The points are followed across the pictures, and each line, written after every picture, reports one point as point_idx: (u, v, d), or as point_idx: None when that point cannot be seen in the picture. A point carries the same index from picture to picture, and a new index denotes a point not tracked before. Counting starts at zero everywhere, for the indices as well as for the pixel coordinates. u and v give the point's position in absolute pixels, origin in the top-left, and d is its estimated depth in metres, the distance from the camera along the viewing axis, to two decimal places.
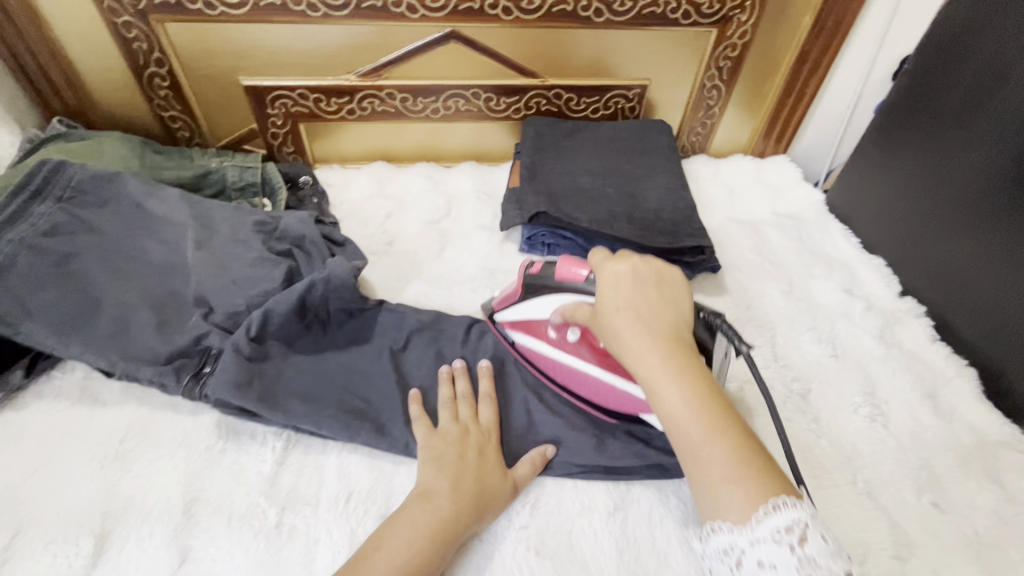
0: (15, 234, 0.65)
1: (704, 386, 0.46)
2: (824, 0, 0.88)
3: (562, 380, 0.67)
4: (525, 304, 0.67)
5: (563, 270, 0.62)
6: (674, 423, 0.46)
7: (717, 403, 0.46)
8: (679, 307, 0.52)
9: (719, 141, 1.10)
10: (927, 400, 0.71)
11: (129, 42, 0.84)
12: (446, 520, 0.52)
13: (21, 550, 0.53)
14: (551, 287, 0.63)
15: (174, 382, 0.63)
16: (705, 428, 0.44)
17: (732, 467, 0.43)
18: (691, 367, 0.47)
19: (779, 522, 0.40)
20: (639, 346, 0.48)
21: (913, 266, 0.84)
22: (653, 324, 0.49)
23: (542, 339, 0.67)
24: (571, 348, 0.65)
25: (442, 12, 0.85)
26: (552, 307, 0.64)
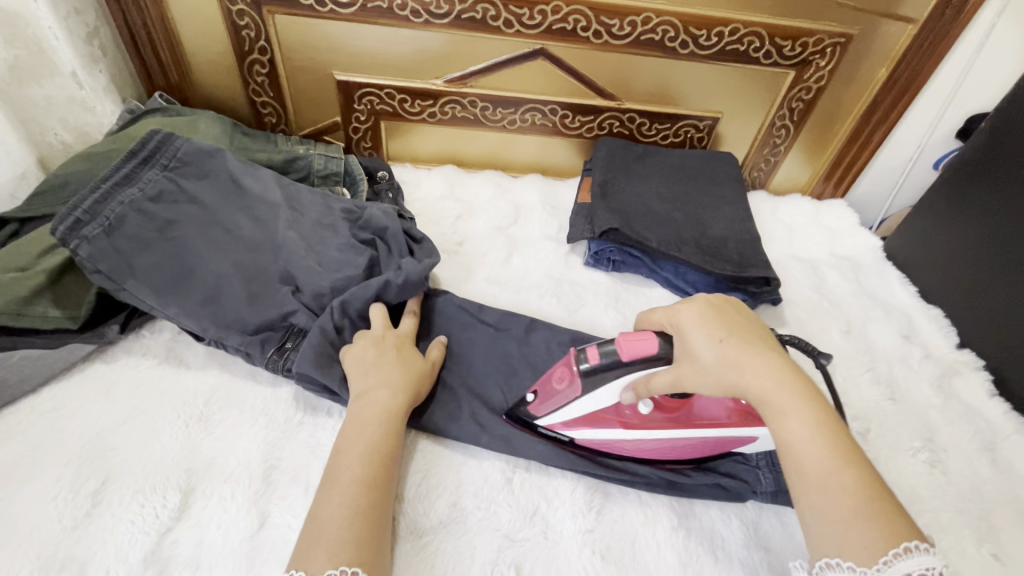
0: (126, 196, 0.68)
1: (824, 415, 0.48)
2: (903, 54, 0.91)
3: (645, 450, 0.63)
4: (588, 399, 0.59)
5: (628, 348, 0.55)
6: (801, 452, 0.47)
7: (842, 434, 0.47)
8: (770, 339, 0.54)
9: (780, 179, 1.12)
10: (985, 452, 0.72)
11: (238, 29, 0.89)
12: (382, 409, 0.59)
13: (111, 495, 0.55)
14: (618, 369, 0.56)
15: (260, 353, 0.67)
16: (833, 456, 0.46)
17: (863, 499, 0.44)
18: (808, 395, 0.49)
19: (909, 567, 0.41)
20: (755, 372, 0.50)
21: (973, 320, 0.85)
22: (763, 353, 0.51)
23: (612, 426, 0.61)
24: (642, 422, 0.61)
25: (536, 30, 0.89)
26: (622, 387, 0.57)
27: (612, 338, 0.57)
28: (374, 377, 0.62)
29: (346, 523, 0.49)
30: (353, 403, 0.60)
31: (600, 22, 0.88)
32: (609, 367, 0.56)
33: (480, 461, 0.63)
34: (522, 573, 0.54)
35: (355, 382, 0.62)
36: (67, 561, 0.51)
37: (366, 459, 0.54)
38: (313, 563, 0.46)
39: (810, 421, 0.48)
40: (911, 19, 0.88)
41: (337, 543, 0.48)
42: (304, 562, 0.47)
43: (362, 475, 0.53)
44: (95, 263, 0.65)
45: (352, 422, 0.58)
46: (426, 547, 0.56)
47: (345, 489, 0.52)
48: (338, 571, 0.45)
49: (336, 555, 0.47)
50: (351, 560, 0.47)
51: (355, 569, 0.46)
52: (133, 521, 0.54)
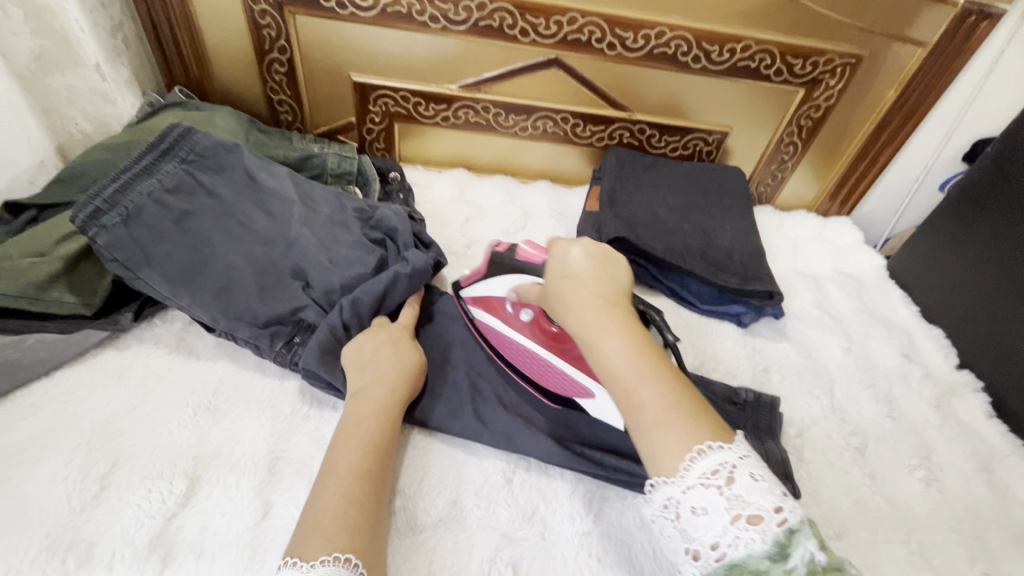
0: (145, 187, 0.69)
1: (640, 337, 0.49)
2: (912, 76, 0.92)
3: (512, 356, 0.69)
4: (488, 283, 0.70)
5: (525, 252, 0.65)
6: (613, 373, 0.48)
7: (653, 353, 0.48)
8: (618, 274, 0.56)
9: (785, 194, 1.13)
10: (981, 473, 0.72)
11: (260, 28, 0.91)
12: (381, 403, 0.60)
13: (118, 480, 0.56)
14: (511, 267, 0.67)
15: (268, 346, 0.68)
16: (638, 372, 0.47)
17: (663, 408, 0.45)
18: (628, 321, 0.51)
19: (706, 466, 0.41)
20: (579, 302, 0.52)
21: (973, 341, 0.86)
22: (599, 285, 0.53)
23: (494, 314, 0.70)
24: (522, 328, 0.68)
25: (552, 40, 0.91)
26: (510, 285, 0.67)
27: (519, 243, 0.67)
28: (374, 373, 0.63)
29: (341, 512, 0.50)
30: (351, 399, 0.61)
31: (615, 34, 0.90)
32: (506, 263, 0.67)
33: (481, 460, 0.64)
34: (519, 572, 0.55)
35: (353, 379, 0.63)
36: (74, 542, 0.52)
37: (365, 450, 0.56)
38: (307, 549, 0.47)
39: (623, 342, 0.49)
40: (921, 42, 0.89)
41: (331, 530, 0.48)
42: (298, 545, 0.47)
43: (358, 466, 0.54)
44: (111, 252, 0.66)
45: (352, 414, 0.59)
46: (424, 542, 0.56)
47: (341, 479, 0.53)
48: (331, 557, 0.46)
49: (331, 541, 0.47)
50: (345, 547, 0.47)
51: (349, 557, 0.47)
52: (140, 505, 0.55)
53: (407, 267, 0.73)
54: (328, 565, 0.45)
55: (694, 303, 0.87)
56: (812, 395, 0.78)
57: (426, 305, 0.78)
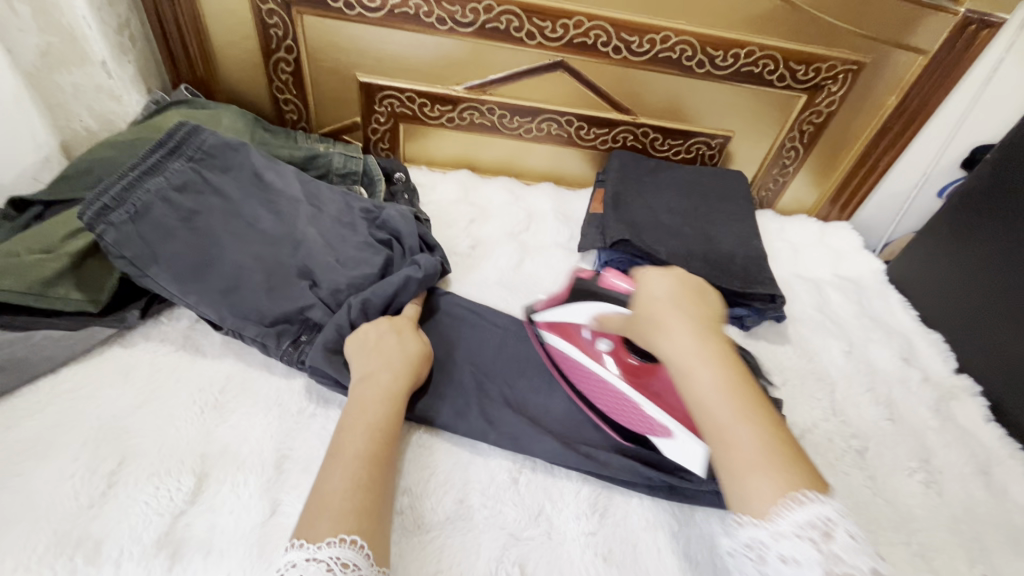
0: (153, 185, 0.69)
1: (738, 375, 0.48)
2: (912, 84, 0.94)
3: (588, 387, 0.69)
4: (566, 308, 0.70)
5: (608, 282, 0.65)
6: (705, 406, 0.47)
7: (751, 394, 0.47)
8: (712, 305, 0.56)
9: (786, 199, 1.14)
10: (979, 475, 0.73)
11: (267, 27, 0.91)
12: (388, 388, 0.61)
13: (126, 477, 0.56)
14: (593, 294, 0.67)
15: (275, 344, 0.68)
16: (734, 411, 0.46)
17: (758, 451, 0.44)
18: (725, 353, 0.50)
19: (802, 518, 0.41)
20: (679, 331, 0.51)
21: (971, 346, 0.87)
22: (695, 313, 0.53)
23: (573, 342, 0.70)
24: (598, 358, 0.68)
25: (558, 42, 0.91)
26: (589, 313, 0.67)
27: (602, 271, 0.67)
28: (380, 363, 0.63)
29: (348, 496, 0.50)
30: (358, 383, 0.62)
31: (620, 38, 0.90)
32: (588, 289, 0.68)
33: (487, 459, 0.65)
34: (526, 571, 0.55)
35: (358, 367, 0.63)
36: (82, 539, 0.52)
37: (370, 435, 0.56)
38: (314, 532, 0.47)
39: (721, 378, 0.48)
40: (922, 50, 0.90)
41: (338, 513, 0.48)
42: (306, 530, 0.47)
43: (365, 451, 0.54)
44: (119, 249, 0.66)
45: (358, 399, 0.59)
46: (432, 540, 0.57)
47: (348, 463, 0.53)
48: (337, 539, 0.46)
49: (338, 524, 0.47)
50: (352, 529, 0.47)
51: (356, 539, 0.47)
52: (148, 503, 0.55)
53: (414, 268, 0.74)
54: (334, 546, 0.46)
55: None
56: (813, 397, 0.79)
57: (431, 305, 0.78)
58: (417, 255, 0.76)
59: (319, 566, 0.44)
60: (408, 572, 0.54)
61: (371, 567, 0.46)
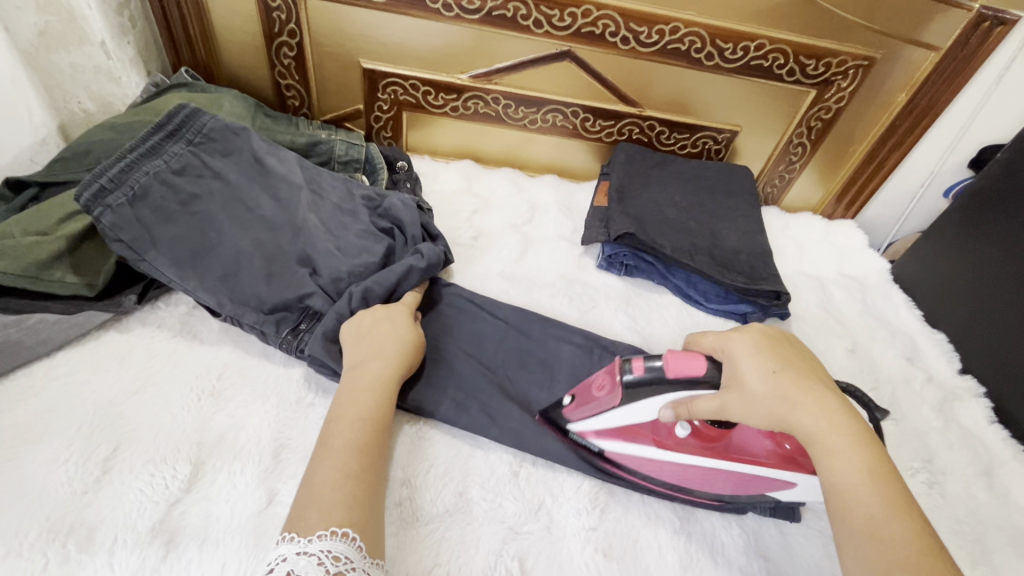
0: (151, 167, 0.68)
1: (879, 461, 0.48)
2: (923, 81, 0.92)
3: (679, 476, 0.60)
4: (625, 410, 0.58)
5: (677, 367, 0.55)
6: (851, 498, 0.46)
7: (895, 483, 0.47)
8: (823, 376, 0.54)
9: (791, 197, 1.13)
10: (982, 477, 0.73)
11: (270, 10, 0.89)
12: (385, 377, 0.60)
13: (121, 464, 0.55)
14: (663, 386, 0.56)
15: (274, 331, 0.67)
16: (882, 502, 0.45)
17: (916, 546, 0.43)
18: (864, 434, 0.49)
19: None
20: (810, 409, 0.50)
21: (975, 347, 0.86)
22: (818, 390, 0.51)
23: (643, 441, 0.60)
24: (676, 444, 0.59)
25: (566, 31, 0.90)
26: (661, 404, 0.57)
27: (661, 357, 0.56)
28: (380, 350, 0.63)
29: (338, 487, 0.49)
30: (349, 372, 0.61)
31: (629, 28, 0.89)
32: (647, 383, 0.56)
33: (487, 452, 0.64)
34: (525, 565, 0.55)
35: (356, 355, 0.63)
36: (75, 526, 0.51)
37: (359, 426, 0.55)
38: (306, 525, 0.46)
39: (861, 464, 0.47)
40: (934, 47, 0.89)
41: (328, 505, 0.48)
42: (300, 523, 0.47)
43: (356, 441, 0.53)
44: (117, 232, 0.64)
45: (355, 390, 0.58)
46: (430, 534, 0.56)
47: (338, 454, 0.52)
48: (329, 532, 0.46)
49: (329, 516, 0.47)
50: (343, 522, 0.47)
51: (348, 531, 0.46)
52: (143, 490, 0.54)
53: (417, 258, 0.73)
54: (325, 539, 0.45)
55: (700, 301, 0.87)
56: None
57: (432, 296, 0.77)
58: (419, 245, 0.75)
59: (310, 560, 0.44)
60: (406, 567, 0.53)
61: (363, 559, 0.46)
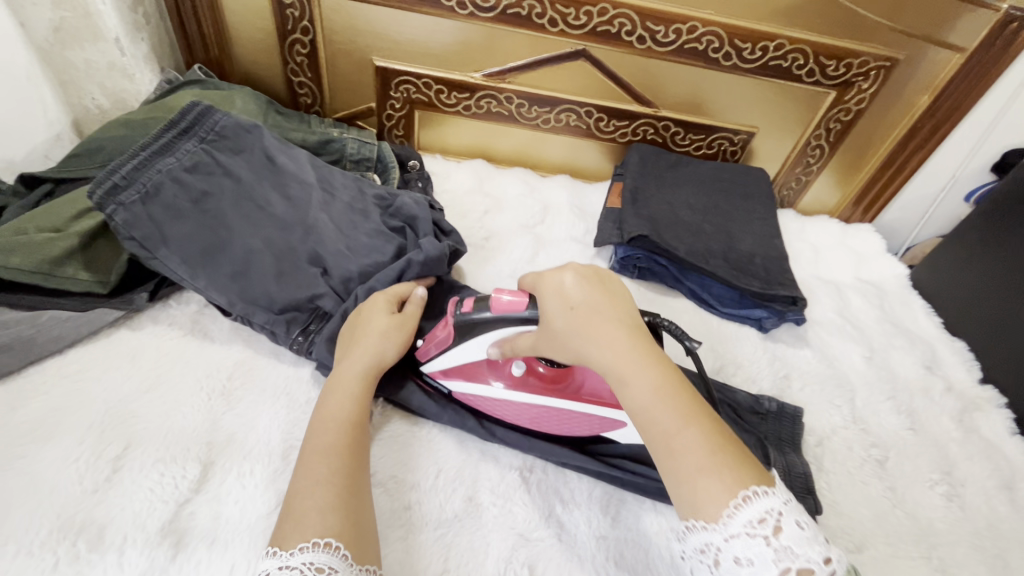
0: (164, 165, 0.68)
1: (670, 373, 0.46)
2: (946, 83, 0.90)
3: (521, 416, 0.64)
4: (459, 348, 0.62)
5: (499, 307, 0.56)
6: (646, 417, 0.45)
7: (687, 392, 0.46)
8: (623, 300, 0.51)
9: (807, 200, 1.11)
10: (1004, 490, 0.71)
11: (284, 7, 0.89)
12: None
13: (131, 462, 0.55)
14: (488, 325, 0.58)
15: (285, 333, 0.67)
16: (676, 415, 0.44)
17: (706, 456, 0.42)
18: (654, 352, 0.47)
19: (752, 515, 0.40)
20: (603, 334, 0.48)
21: (997, 356, 0.84)
22: (614, 318, 0.49)
23: (483, 379, 0.64)
24: (515, 383, 0.62)
25: (582, 31, 0.89)
26: (490, 343, 0.60)
27: (487, 295, 0.57)
28: (380, 351, 0.61)
29: (326, 493, 0.48)
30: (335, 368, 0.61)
31: (646, 27, 0.87)
32: (477, 319, 0.58)
33: (497, 458, 0.63)
34: (536, 573, 0.54)
35: (343, 353, 0.62)
36: (85, 525, 0.51)
37: (340, 430, 0.54)
38: (286, 537, 0.45)
39: (653, 382, 0.45)
40: (959, 48, 0.87)
41: (330, 511, 0.47)
42: (287, 534, 0.45)
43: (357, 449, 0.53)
44: (129, 230, 0.65)
45: (357, 395, 0.58)
46: (438, 540, 0.55)
47: (337, 461, 0.51)
48: (309, 544, 0.44)
49: (320, 525, 0.45)
50: (326, 531, 0.45)
51: (331, 541, 0.44)
52: (153, 489, 0.54)
53: (417, 252, 0.73)
54: (306, 552, 0.43)
55: (714, 305, 0.86)
56: (833, 404, 0.77)
57: (444, 295, 0.76)
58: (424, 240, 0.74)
59: (291, 573, 0.42)
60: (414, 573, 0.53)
61: (349, 567, 0.44)
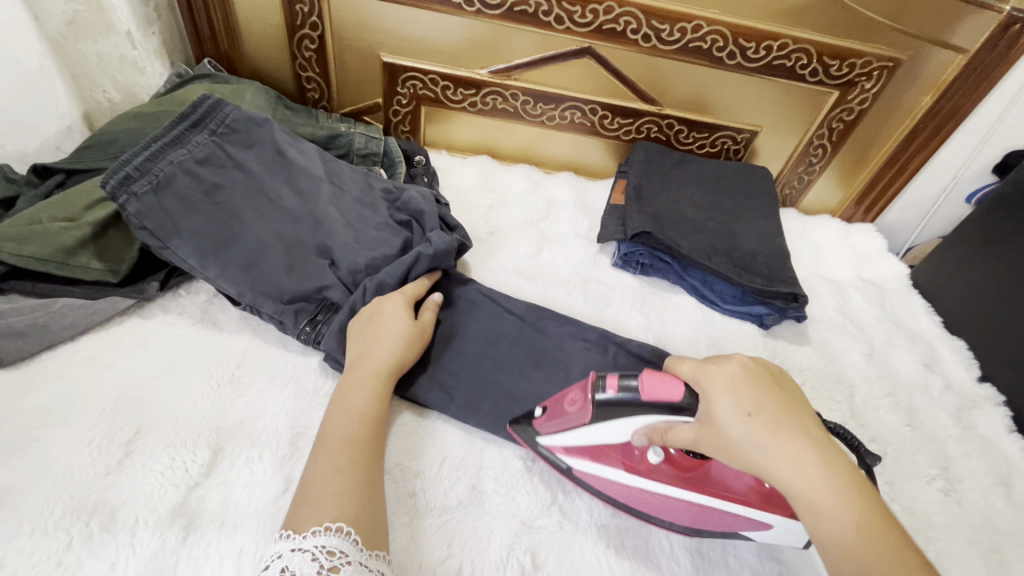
0: (176, 156, 0.69)
1: (869, 509, 0.43)
2: (949, 83, 0.91)
3: (650, 506, 0.57)
4: (596, 428, 0.56)
5: (651, 389, 0.53)
6: (841, 554, 0.42)
7: (890, 531, 0.42)
8: (807, 413, 0.50)
9: (810, 199, 1.12)
10: (1000, 486, 0.72)
11: (293, 3, 0.90)
12: (393, 371, 0.61)
13: (142, 447, 0.56)
14: (637, 407, 0.54)
15: (293, 322, 0.68)
16: (882, 559, 0.41)
17: None
18: (852, 482, 0.45)
19: None
20: (790, 457, 0.46)
21: (996, 355, 0.85)
22: (802, 437, 0.47)
23: (612, 464, 0.57)
24: (649, 471, 0.56)
25: (587, 28, 0.90)
26: (635, 428, 0.55)
27: (639, 376, 0.54)
28: (386, 346, 0.63)
29: (336, 482, 0.49)
30: (352, 365, 0.62)
31: (651, 26, 0.88)
32: (626, 402, 0.55)
33: (501, 448, 0.64)
34: (538, 559, 0.55)
35: (359, 347, 0.63)
36: (98, 506, 0.52)
37: (354, 422, 0.55)
38: (301, 521, 0.46)
39: (850, 517, 0.43)
40: (961, 48, 0.87)
41: (336, 497, 0.48)
42: (295, 519, 0.47)
43: (360, 438, 0.54)
44: (141, 220, 0.65)
45: (361, 388, 0.59)
46: (441, 525, 0.56)
47: (341, 450, 0.52)
48: (323, 527, 0.45)
49: (326, 511, 0.46)
50: (338, 517, 0.46)
51: (342, 526, 0.46)
52: (164, 473, 0.55)
53: (426, 246, 0.74)
54: (319, 535, 0.45)
55: (716, 302, 0.87)
56: (832, 399, 0.78)
57: (450, 289, 0.77)
58: (432, 233, 0.75)
59: (304, 556, 0.44)
60: (418, 558, 0.54)
61: (360, 552, 0.45)
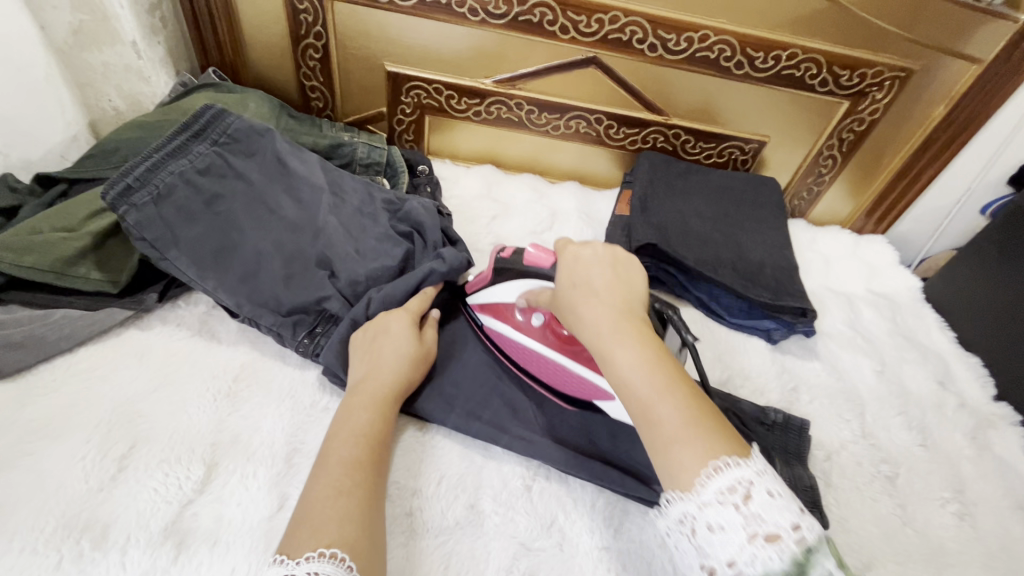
0: (177, 167, 0.69)
1: (655, 351, 0.47)
2: (963, 94, 0.89)
3: (529, 364, 0.68)
4: (493, 287, 0.68)
5: (533, 257, 0.62)
6: (626, 390, 0.46)
7: (667, 366, 0.46)
8: (628, 283, 0.53)
9: (820, 210, 1.10)
10: (1019, 512, 0.69)
11: (297, 12, 0.90)
12: (389, 387, 0.60)
13: (136, 463, 0.56)
14: (520, 272, 0.64)
15: (291, 335, 0.67)
16: (655, 386, 0.44)
17: (682, 423, 0.42)
18: (644, 333, 0.48)
19: (722, 484, 0.40)
20: (594, 312, 0.50)
21: (1012, 373, 0.83)
22: (613, 300, 0.51)
23: (506, 321, 0.68)
24: (530, 330, 0.66)
25: (592, 38, 0.89)
26: (518, 291, 0.65)
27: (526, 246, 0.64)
28: (384, 362, 0.62)
29: (331, 502, 0.48)
30: (354, 385, 0.61)
31: (657, 35, 0.87)
32: (513, 266, 0.65)
33: (500, 464, 0.63)
34: None
35: (359, 365, 0.62)
36: (90, 523, 0.51)
37: (354, 441, 0.54)
38: (295, 546, 0.45)
39: (637, 355, 0.46)
40: (976, 59, 0.86)
41: (329, 519, 0.47)
42: (288, 542, 0.45)
43: (356, 457, 0.53)
44: (140, 231, 0.65)
45: (358, 406, 0.58)
46: (438, 547, 0.55)
47: (336, 470, 0.51)
48: (317, 553, 0.44)
49: (319, 537, 0.45)
50: (331, 542, 0.44)
51: (336, 552, 0.44)
52: (157, 489, 0.54)
53: (438, 262, 0.72)
54: (313, 561, 0.43)
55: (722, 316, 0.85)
56: (842, 417, 0.76)
57: (452, 302, 0.76)
58: (440, 249, 0.74)
59: None
60: None
61: None
